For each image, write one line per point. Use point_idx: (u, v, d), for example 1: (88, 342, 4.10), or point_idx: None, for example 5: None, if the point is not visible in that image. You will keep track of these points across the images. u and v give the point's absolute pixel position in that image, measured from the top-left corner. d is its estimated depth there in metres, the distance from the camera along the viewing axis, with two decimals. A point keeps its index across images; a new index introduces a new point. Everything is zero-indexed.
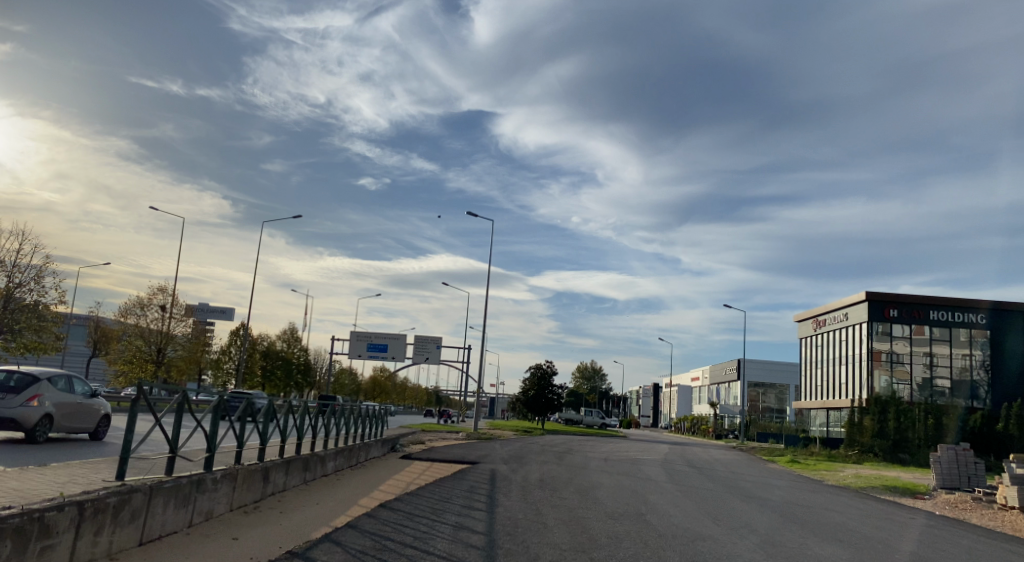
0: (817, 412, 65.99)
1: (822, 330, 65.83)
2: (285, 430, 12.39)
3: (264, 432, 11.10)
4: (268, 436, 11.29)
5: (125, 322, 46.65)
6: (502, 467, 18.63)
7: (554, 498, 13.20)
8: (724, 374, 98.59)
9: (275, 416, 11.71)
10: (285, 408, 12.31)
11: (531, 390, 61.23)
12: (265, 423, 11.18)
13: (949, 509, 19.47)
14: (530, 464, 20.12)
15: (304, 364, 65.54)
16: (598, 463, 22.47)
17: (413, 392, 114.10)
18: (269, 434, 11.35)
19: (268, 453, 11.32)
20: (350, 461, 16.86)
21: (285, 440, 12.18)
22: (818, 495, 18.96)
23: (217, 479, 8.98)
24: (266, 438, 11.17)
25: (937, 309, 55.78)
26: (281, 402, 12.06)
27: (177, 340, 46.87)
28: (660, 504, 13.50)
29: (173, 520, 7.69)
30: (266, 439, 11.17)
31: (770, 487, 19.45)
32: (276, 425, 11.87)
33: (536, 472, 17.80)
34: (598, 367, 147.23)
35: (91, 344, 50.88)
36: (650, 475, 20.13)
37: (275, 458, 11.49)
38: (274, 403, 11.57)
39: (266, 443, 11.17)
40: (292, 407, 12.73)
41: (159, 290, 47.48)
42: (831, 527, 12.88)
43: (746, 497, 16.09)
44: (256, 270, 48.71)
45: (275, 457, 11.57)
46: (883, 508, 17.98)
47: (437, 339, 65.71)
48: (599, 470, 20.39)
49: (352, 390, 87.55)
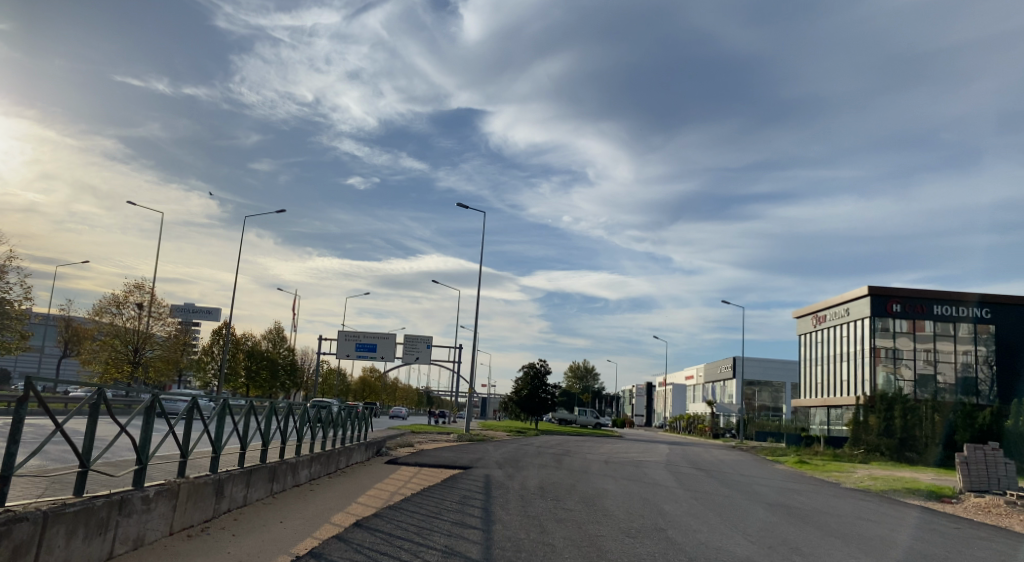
0: (817, 410, 64.76)
1: (821, 326, 64.60)
2: (247, 433, 10.60)
3: (218, 437, 9.39)
4: (224, 442, 9.58)
5: (99, 321, 44.65)
6: (498, 473, 16.92)
7: (559, 511, 11.56)
8: (718, 372, 97.30)
9: (233, 418, 9.99)
10: (245, 409, 10.50)
11: (524, 390, 59.54)
12: (217, 426, 9.39)
13: (983, 514, 17.95)
14: (527, 469, 18.43)
15: (290, 364, 63.62)
16: (600, 467, 20.88)
17: (403, 394, 112.35)
18: (224, 439, 9.61)
19: (223, 461, 9.61)
20: (328, 468, 15.11)
21: (247, 445, 10.47)
22: (845, 502, 17.33)
23: (150, 499, 7.26)
24: (221, 443, 9.48)
25: (941, 303, 54.55)
26: (238, 402, 10.26)
27: (155, 340, 44.95)
28: (679, 517, 11.87)
29: (82, 554, 6.01)
30: (221, 446, 9.46)
31: (788, 493, 17.93)
32: (234, 428, 10.06)
33: (535, 478, 16.09)
34: (591, 367, 145.41)
35: (63, 344, 48.75)
36: (657, 479, 18.53)
37: (232, 468, 9.76)
38: (230, 403, 9.83)
39: (220, 451, 9.45)
40: (256, 409, 10.97)
41: (136, 288, 45.55)
42: (877, 546, 11.26)
43: (770, 506, 14.56)
44: (239, 266, 46.83)
45: (232, 466, 9.83)
46: (920, 518, 16.33)
47: (428, 338, 63.94)
48: (602, 474, 18.70)
49: (340, 391, 85.62)
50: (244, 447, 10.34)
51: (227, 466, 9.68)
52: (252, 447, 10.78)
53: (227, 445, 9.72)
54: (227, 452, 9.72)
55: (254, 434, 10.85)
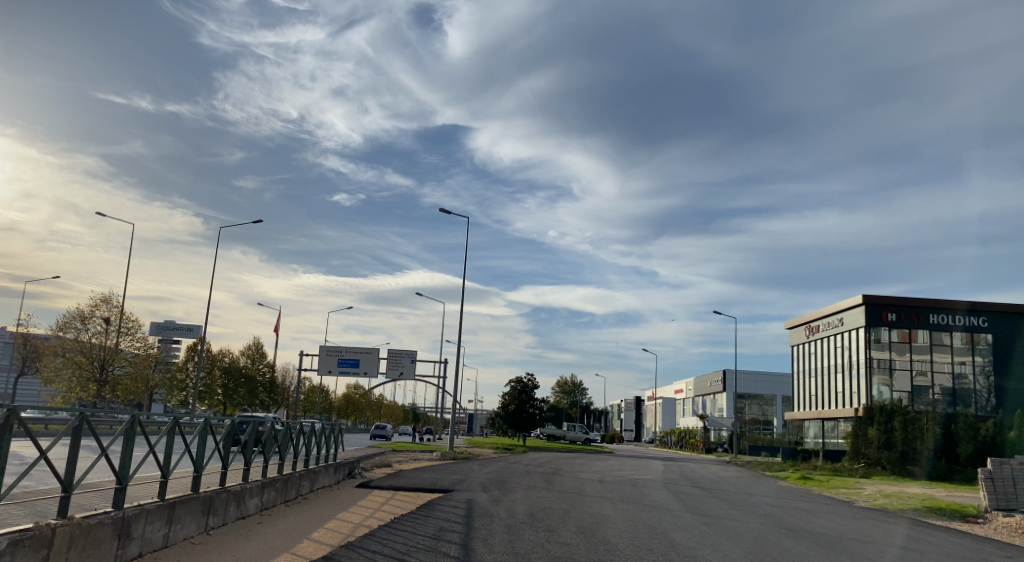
0: (811, 423, 63.23)
1: (815, 337, 63.24)
2: (172, 454, 8.63)
3: (124, 464, 7.47)
4: (133, 470, 7.65)
5: (63, 336, 42.11)
6: (482, 497, 15.04)
7: (553, 547, 9.64)
8: (709, 386, 95.90)
9: (148, 438, 7.99)
10: (169, 428, 8.54)
11: (511, 405, 57.58)
12: (124, 449, 7.50)
13: (1014, 535, 16.27)
14: (515, 492, 16.56)
15: (269, 381, 61.19)
16: (595, 488, 19.00)
17: (388, 410, 109.89)
18: (133, 466, 7.67)
19: (134, 492, 7.71)
20: (286, 495, 13.16)
21: (170, 472, 8.51)
22: (870, 528, 15.63)
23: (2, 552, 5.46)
24: (128, 471, 7.55)
25: (938, 312, 53.34)
26: (157, 418, 8.26)
27: (124, 356, 42.56)
28: (695, 553, 10.08)
29: None
30: (129, 475, 7.55)
31: (804, 515, 16.23)
32: (155, 449, 8.15)
33: (524, 503, 14.14)
34: (579, 382, 143.42)
35: (21, 361, 46.04)
36: (658, 502, 16.70)
37: (149, 503, 7.84)
38: (141, 419, 7.84)
39: (129, 481, 7.56)
40: (181, 428, 8.94)
41: (103, 302, 43.19)
42: None
43: (792, 536, 12.86)
44: (214, 278, 44.61)
45: (148, 498, 7.90)
46: (958, 546, 14.57)
47: (412, 353, 61.90)
48: (597, 497, 16.87)
49: (323, 409, 82.97)
50: (166, 474, 8.37)
51: (139, 500, 7.76)
52: (178, 473, 8.80)
53: (138, 471, 7.76)
54: (140, 481, 7.81)
55: (180, 460, 8.85)
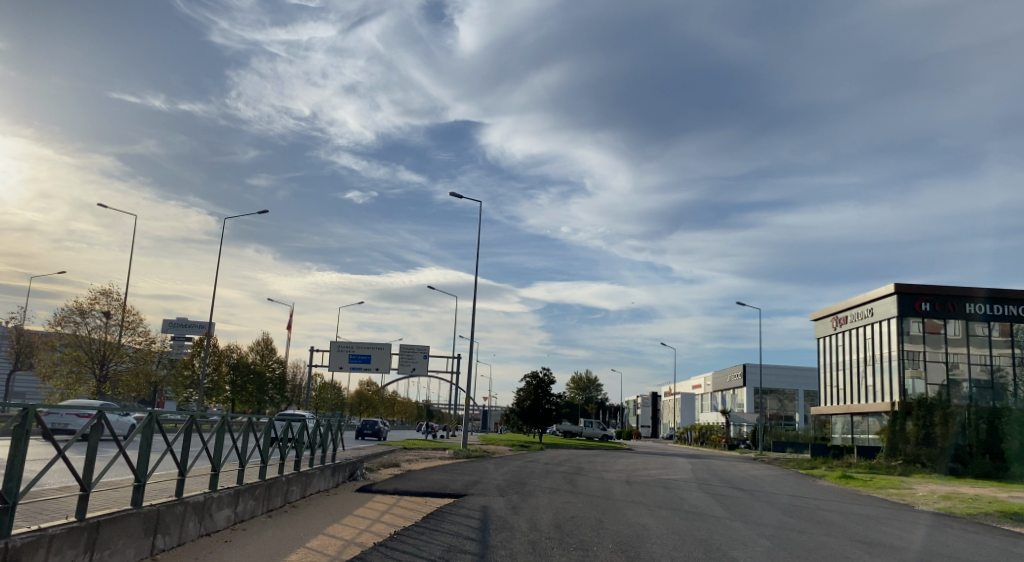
0: (837, 418, 60.75)
1: (842, 328, 60.87)
2: (94, 460, 6.89)
3: (10, 479, 5.89)
4: (27, 486, 6.07)
5: (60, 331, 40.46)
6: (499, 503, 13.03)
7: None
8: (728, 381, 93.56)
9: (54, 439, 6.36)
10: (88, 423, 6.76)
11: (526, 400, 55.56)
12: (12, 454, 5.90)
13: None
14: (537, 496, 14.57)
15: (279, 377, 59.45)
16: (624, 491, 16.98)
17: (402, 407, 108.57)
18: (28, 481, 6.09)
19: (29, 514, 6.13)
20: (269, 504, 11.25)
21: (93, 484, 6.90)
22: (950, 539, 13.54)
23: None
24: (19, 488, 5.98)
25: (974, 302, 50.66)
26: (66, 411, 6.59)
27: (125, 352, 41.01)
28: None
29: None
30: (18, 492, 5.97)
31: (872, 523, 14.14)
32: (63, 450, 6.48)
33: (548, 512, 12.16)
34: (593, 378, 141.15)
35: (15, 356, 44.54)
36: (700, 507, 14.70)
37: (53, 527, 6.20)
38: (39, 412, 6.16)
39: (20, 500, 5.99)
40: (109, 425, 7.14)
41: (103, 296, 41.58)
42: None
43: (873, 554, 10.76)
44: (217, 270, 42.86)
45: (48, 519, 6.27)
46: None
47: (425, 348, 60.10)
48: (629, 501, 14.90)
49: (334, 406, 81.24)
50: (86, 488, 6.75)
51: (39, 524, 6.17)
52: (106, 484, 7.12)
53: (35, 486, 6.18)
54: (40, 496, 6.25)
55: (109, 466, 7.11)
